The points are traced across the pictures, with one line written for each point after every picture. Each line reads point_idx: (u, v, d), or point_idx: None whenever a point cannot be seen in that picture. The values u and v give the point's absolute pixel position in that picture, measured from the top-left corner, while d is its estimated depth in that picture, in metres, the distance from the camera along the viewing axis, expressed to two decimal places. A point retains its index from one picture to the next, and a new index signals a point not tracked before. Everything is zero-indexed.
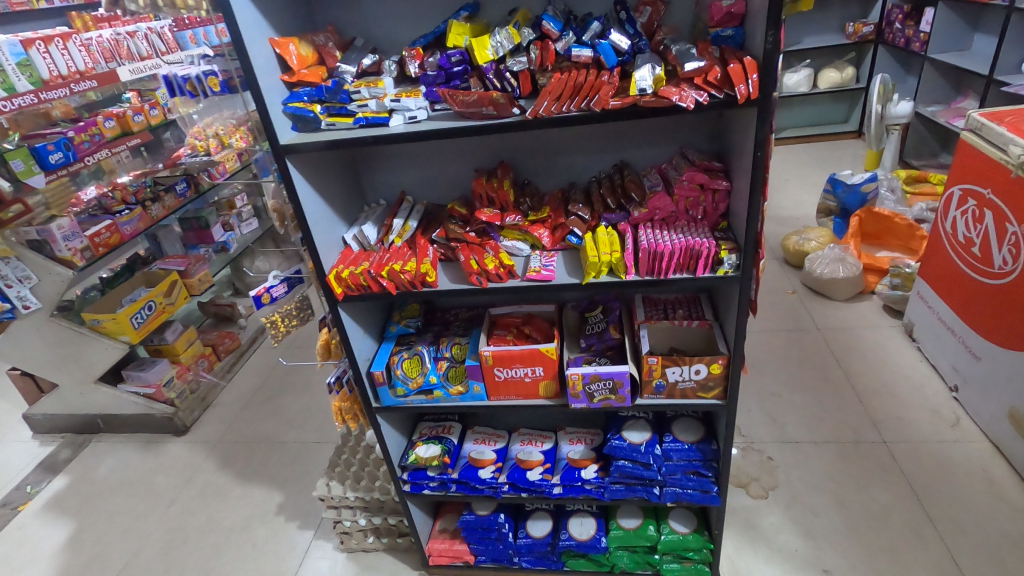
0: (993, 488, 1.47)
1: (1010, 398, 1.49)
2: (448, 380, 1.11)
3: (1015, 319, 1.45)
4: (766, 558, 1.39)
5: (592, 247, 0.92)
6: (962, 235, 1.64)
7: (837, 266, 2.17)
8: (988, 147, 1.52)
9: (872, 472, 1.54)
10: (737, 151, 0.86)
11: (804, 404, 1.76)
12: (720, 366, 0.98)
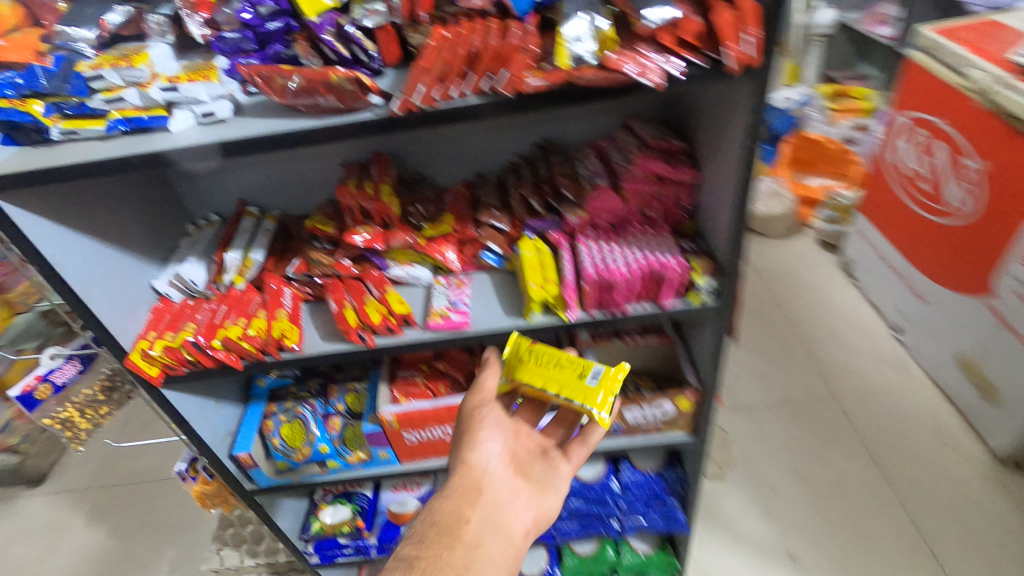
0: (941, 435, 1.41)
1: (964, 346, 1.39)
2: (344, 445, 0.85)
3: (977, 260, 1.31)
4: (729, 546, 1.28)
5: (531, 359, 0.66)
6: (910, 168, 1.49)
7: (772, 202, 2.03)
8: (943, 70, 1.33)
9: (823, 427, 1.47)
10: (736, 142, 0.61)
11: (755, 363, 1.64)
12: (689, 401, 0.77)
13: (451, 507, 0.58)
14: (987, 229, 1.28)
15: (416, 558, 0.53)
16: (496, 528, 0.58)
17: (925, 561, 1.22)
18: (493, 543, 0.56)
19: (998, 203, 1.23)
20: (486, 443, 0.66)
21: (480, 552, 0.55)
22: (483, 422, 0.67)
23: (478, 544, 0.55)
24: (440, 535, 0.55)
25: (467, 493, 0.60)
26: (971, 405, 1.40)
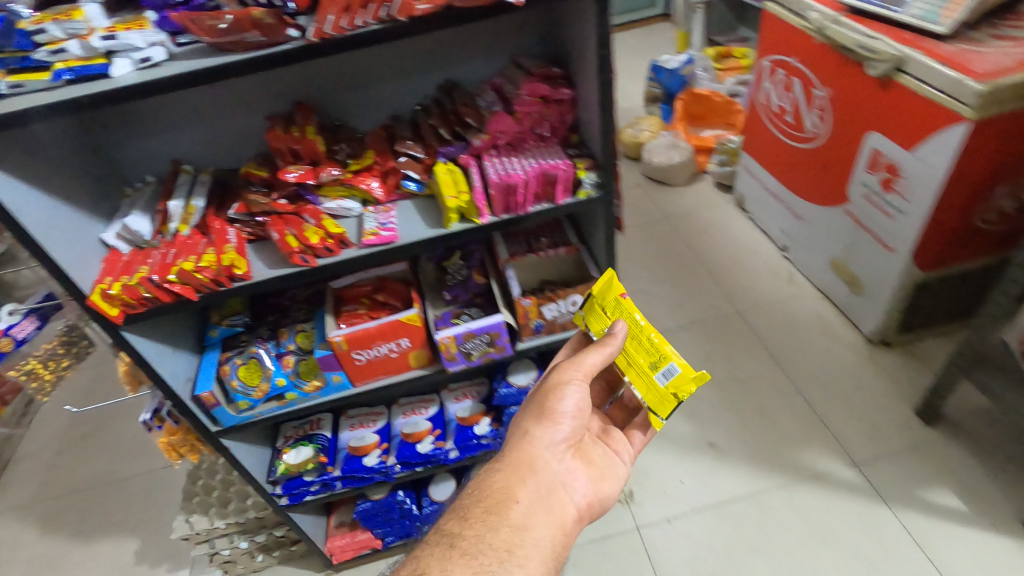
0: (826, 329, 1.63)
1: (834, 250, 1.63)
2: (300, 378, 0.94)
3: (834, 174, 1.54)
4: (661, 447, 1.43)
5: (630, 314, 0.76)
6: (776, 104, 1.73)
7: (671, 153, 2.25)
8: (789, 15, 1.55)
9: (733, 337, 1.67)
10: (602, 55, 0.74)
11: (669, 295, 1.85)
12: (595, 292, 0.91)
13: (503, 485, 0.69)
14: (838, 146, 1.50)
15: (464, 530, 0.64)
16: (544, 510, 0.68)
17: (818, 430, 1.40)
18: (537, 524, 0.66)
19: (842, 121, 1.46)
20: (562, 421, 0.74)
21: (525, 533, 0.65)
22: (564, 398, 0.75)
23: (524, 524, 0.65)
24: (487, 514, 0.66)
25: (522, 471, 0.70)
26: (845, 299, 1.63)
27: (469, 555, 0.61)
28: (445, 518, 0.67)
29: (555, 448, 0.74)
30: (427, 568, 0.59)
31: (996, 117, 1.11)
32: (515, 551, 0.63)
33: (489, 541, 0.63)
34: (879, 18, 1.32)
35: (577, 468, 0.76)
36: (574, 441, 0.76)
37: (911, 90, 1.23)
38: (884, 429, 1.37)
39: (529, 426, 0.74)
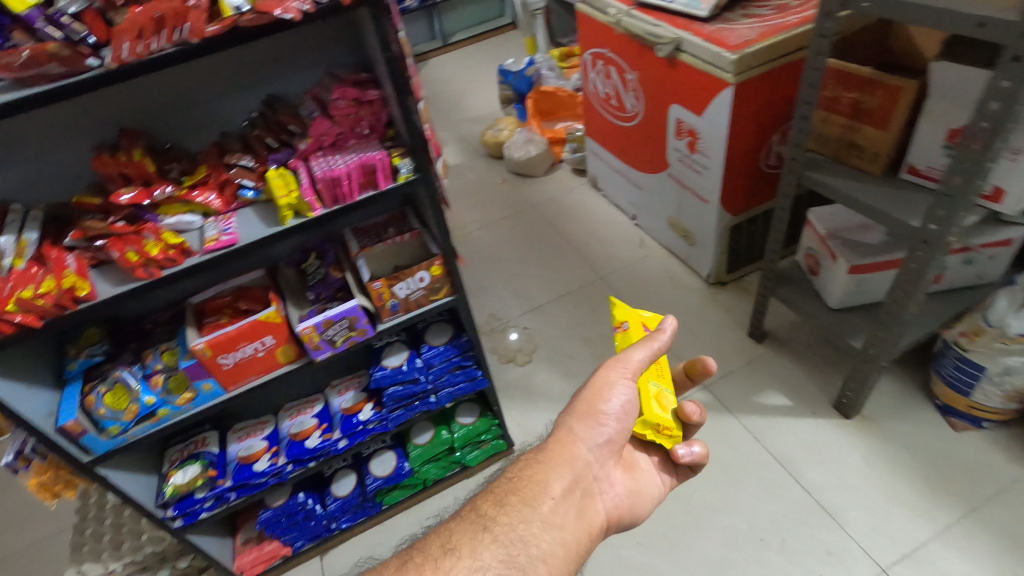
0: (674, 280, 1.87)
1: (669, 211, 1.87)
2: (171, 394, 0.97)
3: (655, 145, 1.78)
4: (545, 407, 1.58)
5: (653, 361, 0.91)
6: (602, 91, 1.96)
7: (528, 147, 2.45)
8: (595, 13, 1.78)
9: (599, 301, 1.86)
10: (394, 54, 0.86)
11: (541, 274, 2.02)
12: (438, 266, 1.03)
13: (541, 479, 0.77)
14: (653, 120, 1.74)
15: (500, 517, 0.73)
16: (573, 514, 0.76)
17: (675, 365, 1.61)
18: (565, 523, 0.75)
19: (651, 99, 1.70)
20: (607, 425, 0.81)
21: (554, 530, 0.74)
22: (610, 399, 0.81)
23: (554, 522, 0.74)
24: (523, 506, 0.74)
25: (560, 468, 0.79)
26: (685, 252, 1.88)
27: (501, 541, 0.70)
28: (482, 498, 0.76)
29: (594, 452, 0.81)
30: (461, 544, 0.70)
31: (752, 79, 1.37)
32: (541, 549, 0.71)
33: (521, 532, 0.72)
34: (660, 9, 1.56)
35: (610, 477, 0.84)
36: (614, 449, 0.83)
37: (690, 65, 1.47)
38: (726, 353, 1.61)
39: (573, 424, 0.82)
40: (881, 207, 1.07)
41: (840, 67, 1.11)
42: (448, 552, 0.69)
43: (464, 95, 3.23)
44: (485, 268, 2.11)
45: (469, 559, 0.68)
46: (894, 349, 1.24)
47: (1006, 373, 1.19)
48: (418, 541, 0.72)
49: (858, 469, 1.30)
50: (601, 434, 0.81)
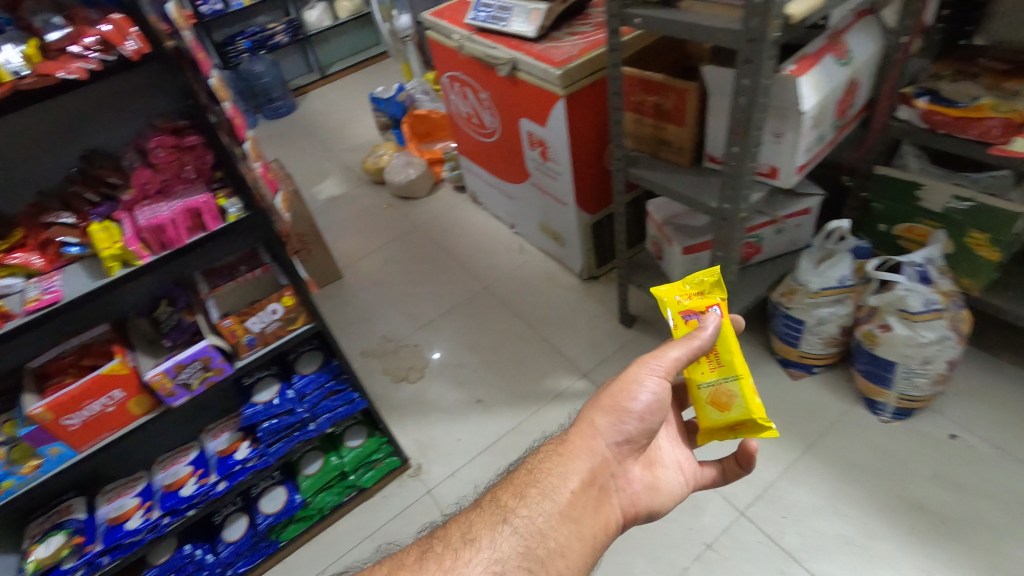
0: (552, 280, 1.98)
1: (539, 216, 1.99)
2: (14, 464, 0.93)
3: (515, 156, 1.90)
4: (438, 419, 1.63)
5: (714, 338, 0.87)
6: (463, 111, 2.06)
7: (408, 170, 2.51)
8: (442, 39, 1.89)
9: (485, 309, 1.94)
10: (206, 101, 0.90)
11: (429, 291, 2.08)
12: (290, 297, 1.07)
13: (563, 473, 0.78)
14: (509, 133, 1.85)
15: (519, 509, 0.75)
16: (591, 510, 0.78)
17: (557, 359, 1.72)
18: (583, 518, 0.77)
19: (504, 115, 1.81)
20: (631, 421, 0.82)
21: (572, 524, 0.76)
22: (637, 397, 0.82)
23: (571, 515, 0.76)
24: (542, 499, 0.76)
25: (580, 458, 0.80)
26: (559, 253, 2.00)
27: (518, 533, 0.73)
28: (502, 489, 0.78)
29: (615, 447, 0.82)
30: (480, 535, 0.72)
31: (580, 90, 1.51)
32: (559, 544, 0.73)
33: (539, 524, 0.74)
34: (496, 32, 1.69)
35: (631, 473, 0.86)
36: (636, 445, 0.84)
37: (528, 82, 1.59)
38: (601, 342, 1.74)
39: (597, 417, 0.83)
40: (689, 194, 1.22)
41: (639, 75, 1.26)
42: (466, 543, 0.72)
43: (344, 125, 3.25)
44: (374, 292, 2.14)
45: (487, 549, 0.71)
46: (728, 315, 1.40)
47: (820, 323, 1.38)
48: (438, 529, 0.75)
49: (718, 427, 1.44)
50: (624, 431, 0.82)
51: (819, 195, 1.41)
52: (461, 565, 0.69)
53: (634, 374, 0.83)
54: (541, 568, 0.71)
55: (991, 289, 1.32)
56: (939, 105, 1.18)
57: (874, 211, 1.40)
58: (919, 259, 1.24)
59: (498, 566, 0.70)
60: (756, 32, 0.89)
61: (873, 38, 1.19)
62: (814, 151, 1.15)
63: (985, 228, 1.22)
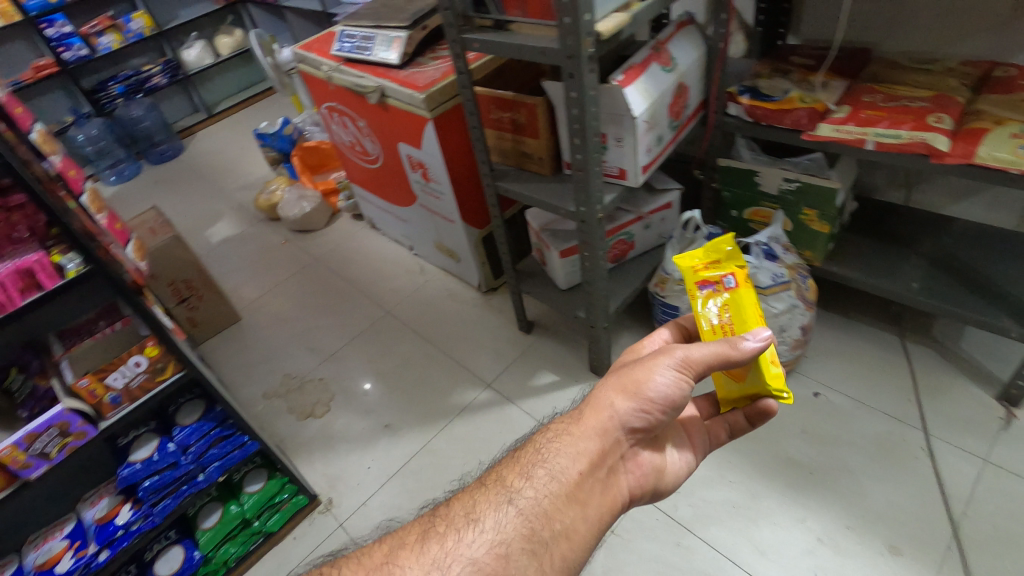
0: (453, 297, 2.02)
1: (432, 236, 2.02)
2: None
3: (401, 179, 1.92)
4: (347, 451, 1.61)
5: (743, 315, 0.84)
6: (346, 140, 2.07)
7: (301, 203, 2.46)
8: (313, 71, 1.89)
9: (389, 334, 1.94)
10: (28, 157, 0.87)
11: (331, 322, 2.05)
12: (153, 347, 1.04)
13: (574, 455, 0.79)
14: (391, 158, 1.88)
15: (526, 489, 0.75)
16: (598, 492, 0.79)
17: (461, 373, 1.75)
18: (589, 498, 0.77)
19: (383, 140, 1.84)
20: (646, 409, 0.82)
21: (577, 506, 0.76)
22: (656, 385, 0.81)
23: (577, 497, 0.76)
24: (551, 481, 0.76)
25: (592, 438, 0.80)
26: (457, 270, 2.04)
27: (523, 514, 0.73)
28: (508, 468, 0.79)
29: (628, 432, 0.83)
30: (483, 515, 0.72)
31: (446, 112, 1.56)
32: (564, 527, 0.74)
33: (544, 506, 0.74)
34: (363, 61, 1.72)
35: (638, 457, 0.87)
36: (647, 432, 0.85)
37: (398, 107, 1.63)
38: (502, 351, 1.78)
39: (613, 400, 0.82)
40: (551, 201, 1.29)
41: (492, 94, 1.33)
42: (469, 523, 0.72)
43: (234, 163, 3.16)
44: (275, 330, 2.08)
45: (490, 530, 0.71)
46: (608, 310, 1.48)
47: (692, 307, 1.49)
48: (440, 508, 0.75)
49: None
50: (638, 419, 0.82)
51: (676, 190, 1.53)
52: (463, 545, 0.69)
53: (660, 372, 0.81)
54: (544, 549, 0.71)
55: (830, 259, 1.48)
56: (759, 101, 1.33)
57: (725, 199, 1.54)
58: (762, 239, 1.36)
59: (501, 547, 0.70)
60: (573, 49, 0.97)
61: (696, 46, 1.32)
62: (656, 151, 1.26)
63: (813, 205, 1.36)
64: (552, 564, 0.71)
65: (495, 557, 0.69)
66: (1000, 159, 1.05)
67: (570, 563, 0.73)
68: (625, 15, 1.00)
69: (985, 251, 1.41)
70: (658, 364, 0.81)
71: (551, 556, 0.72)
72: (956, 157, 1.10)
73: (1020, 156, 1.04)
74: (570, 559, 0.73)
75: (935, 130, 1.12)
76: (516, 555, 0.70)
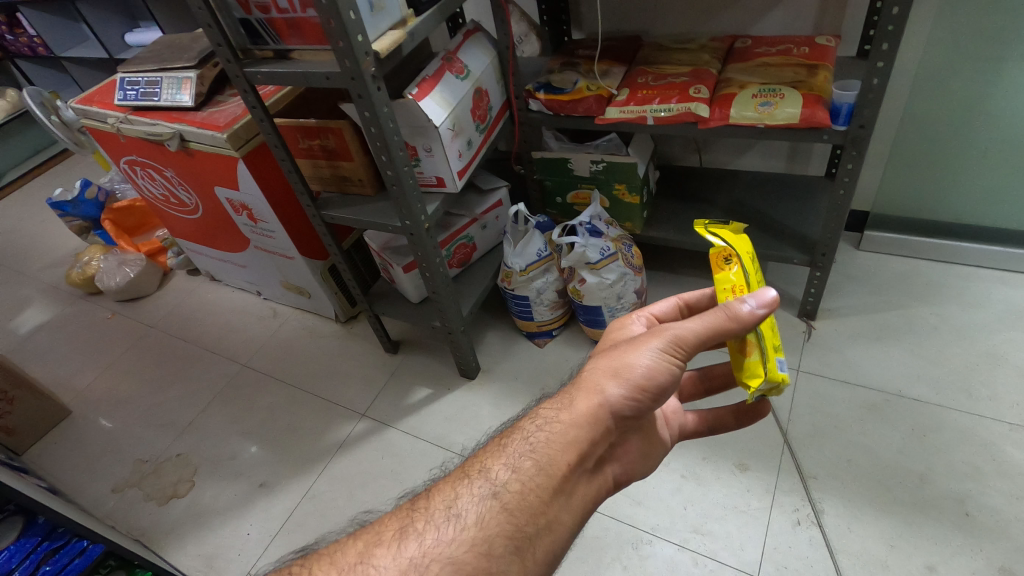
0: (312, 334, 1.94)
1: (276, 277, 1.93)
2: None
3: (228, 224, 1.81)
4: (221, 523, 1.48)
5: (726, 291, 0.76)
6: (157, 194, 1.90)
7: (123, 270, 2.21)
8: (99, 125, 1.71)
9: (250, 388, 1.82)
10: None
11: (182, 390, 1.88)
12: None
13: (564, 445, 0.74)
14: (211, 204, 1.76)
15: (512, 480, 0.71)
16: (582, 482, 0.76)
17: (334, 409, 1.69)
18: (573, 488, 0.74)
19: (197, 188, 1.71)
20: (636, 395, 0.77)
21: (562, 497, 0.73)
22: (643, 364, 0.77)
23: (563, 487, 0.73)
24: (537, 472, 0.72)
25: (584, 427, 0.75)
26: (311, 305, 1.97)
27: (508, 509, 0.69)
28: (491, 456, 0.75)
29: (618, 419, 0.78)
30: (466, 511, 0.68)
31: (256, 148, 1.49)
32: (549, 519, 0.71)
33: (531, 500, 0.70)
34: (153, 107, 1.59)
35: (622, 443, 0.84)
36: (636, 418, 0.80)
37: (203, 151, 1.53)
38: (372, 377, 1.75)
39: (603, 384, 0.77)
40: (380, 220, 1.30)
41: (297, 124, 1.30)
42: (450, 518, 0.68)
43: (33, 239, 2.77)
44: (115, 413, 1.86)
45: (475, 528, 0.67)
46: (462, 314, 1.51)
47: (539, 293, 1.56)
48: (420, 500, 0.72)
49: (489, 414, 1.56)
50: (630, 406, 0.77)
51: (503, 187, 1.61)
52: (442, 543, 0.65)
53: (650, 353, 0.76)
54: (525, 545, 0.68)
55: (648, 225, 1.64)
56: (553, 94, 1.43)
57: (549, 188, 1.65)
58: (585, 219, 1.46)
59: (483, 545, 0.66)
60: (353, 71, 0.99)
61: (486, 51, 1.38)
62: (468, 155, 1.32)
63: (621, 181, 1.50)
64: (535, 559, 0.68)
65: (476, 556, 0.65)
66: (747, 117, 1.24)
67: (552, 557, 0.70)
68: (400, 32, 1.04)
69: (767, 195, 1.65)
70: (656, 343, 0.77)
71: (533, 552, 0.68)
72: (717, 121, 1.27)
73: (762, 112, 1.23)
74: (553, 553, 0.70)
75: (696, 100, 1.28)
76: (497, 553, 0.66)
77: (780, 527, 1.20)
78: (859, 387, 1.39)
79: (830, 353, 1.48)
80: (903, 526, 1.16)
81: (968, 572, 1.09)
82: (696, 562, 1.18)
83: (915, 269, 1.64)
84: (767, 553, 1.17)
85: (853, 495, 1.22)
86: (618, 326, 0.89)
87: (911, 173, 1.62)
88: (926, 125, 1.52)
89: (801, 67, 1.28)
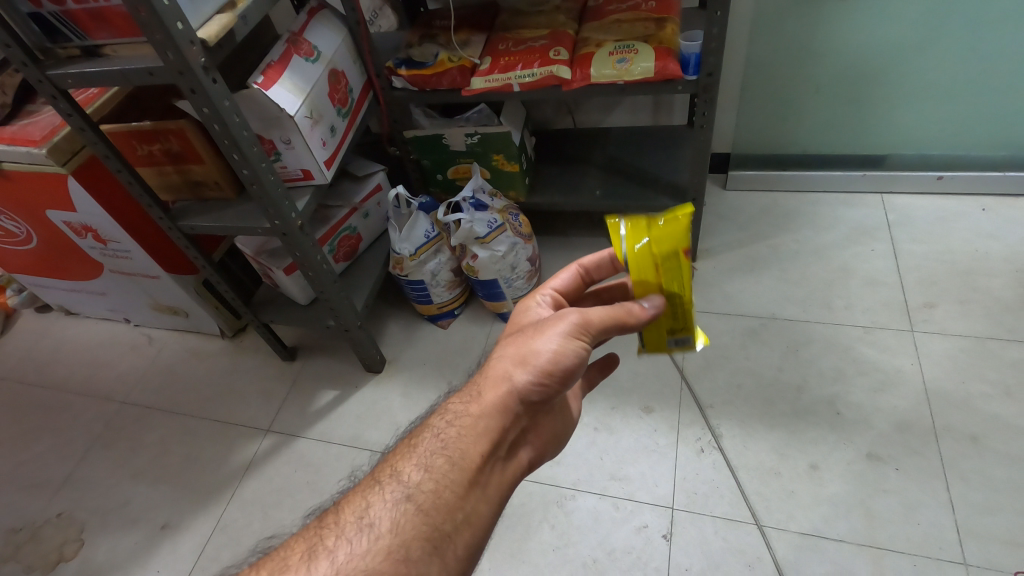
0: (197, 355, 1.78)
1: (144, 301, 1.74)
2: None
3: (73, 251, 1.60)
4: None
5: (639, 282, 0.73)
6: None
7: None
8: None
9: (133, 426, 1.65)
10: None
11: (51, 442, 1.67)
12: None
13: (475, 437, 0.73)
14: (47, 231, 1.54)
15: (424, 480, 0.70)
16: (497, 470, 0.75)
17: (234, 430, 1.57)
18: (487, 478, 0.74)
19: (25, 215, 1.49)
20: (544, 380, 0.74)
21: (478, 489, 0.72)
22: (546, 348, 0.74)
23: (478, 479, 0.72)
24: (450, 468, 0.71)
25: (494, 417, 0.74)
26: (190, 325, 1.81)
27: (422, 511, 0.68)
28: (401, 459, 0.73)
29: (528, 405, 0.76)
30: (379, 519, 0.67)
31: (87, 162, 1.31)
32: (466, 513, 0.70)
33: (446, 497, 0.69)
34: None
35: (533, 426, 0.84)
36: (546, 403, 0.79)
37: (22, 172, 1.33)
38: (271, 389, 1.65)
39: (509, 371, 0.76)
40: (245, 224, 1.20)
41: (130, 128, 1.16)
42: (362, 529, 0.66)
43: None
44: None
45: (388, 536, 0.65)
46: (356, 309, 1.45)
47: (433, 276, 1.54)
48: (329, 515, 0.70)
49: (401, 405, 1.53)
50: (538, 392, 0.75)
51: (380, 171, 1.54)
52: (355, 556, 0.64)
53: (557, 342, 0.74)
54: (444, 544, 0.67)
55: (531, 192, 1.65)
56: (415, 69, 1.38)
57: (428, 166, 1.60)
58: (468, 194, 1.43)
59: (400, 552, 0.65)
60: (179, 64, 0.88)
61: (336, 29, 1.30)
62: (332, 143, 1.25)
63: (498, 151, 1.49)
64: (455, 556, 0.67)
65: (392, 563, 0.64)
66: (606, 75, 1.27)
67: (472, 550, 0.70)
68: (228, 15, 0.94)
69: (638, 149, 1.71)
70: (562, 329, 0.75)
71: (453, 548, 0.68)
72: (579, 82, 1.29)
73: (619, 69, 1.26)
74: (473, 545, 0.70)
75: (557, 63, 1.29)
76: (415, 556, 0.65)
77: (687, 458, 1.29)
78: (739, 317, 1.51)
79: (711, 290, 1.59)
80: (788, 435, 1.29)
81: (844, 463, 1.23)
82: (617, 506, 1.25)
83: (773, 201, 1.79)
84: (678, 485, 1.25)
85: (745, 416, 1.33)
86: (524, 310, 0.87)
87: (761, 113, 1.75)
88: (767, 67, 1.64)
89: (649, 21, 1.33)
